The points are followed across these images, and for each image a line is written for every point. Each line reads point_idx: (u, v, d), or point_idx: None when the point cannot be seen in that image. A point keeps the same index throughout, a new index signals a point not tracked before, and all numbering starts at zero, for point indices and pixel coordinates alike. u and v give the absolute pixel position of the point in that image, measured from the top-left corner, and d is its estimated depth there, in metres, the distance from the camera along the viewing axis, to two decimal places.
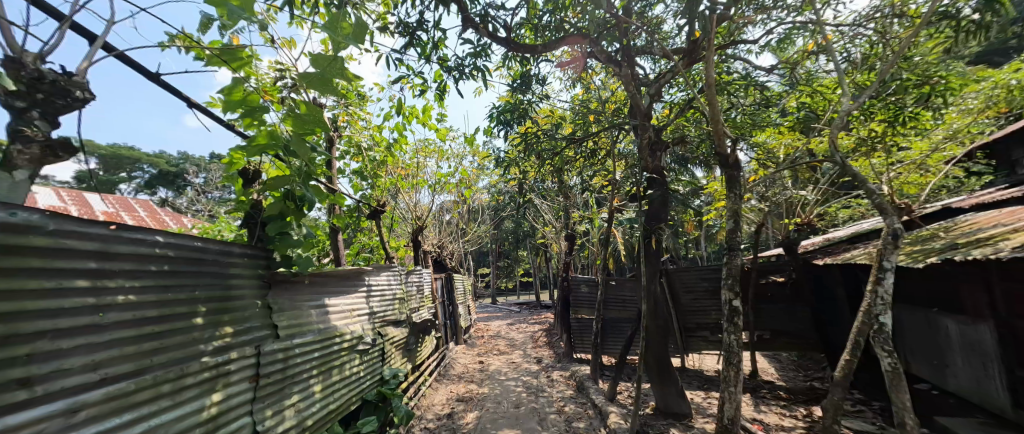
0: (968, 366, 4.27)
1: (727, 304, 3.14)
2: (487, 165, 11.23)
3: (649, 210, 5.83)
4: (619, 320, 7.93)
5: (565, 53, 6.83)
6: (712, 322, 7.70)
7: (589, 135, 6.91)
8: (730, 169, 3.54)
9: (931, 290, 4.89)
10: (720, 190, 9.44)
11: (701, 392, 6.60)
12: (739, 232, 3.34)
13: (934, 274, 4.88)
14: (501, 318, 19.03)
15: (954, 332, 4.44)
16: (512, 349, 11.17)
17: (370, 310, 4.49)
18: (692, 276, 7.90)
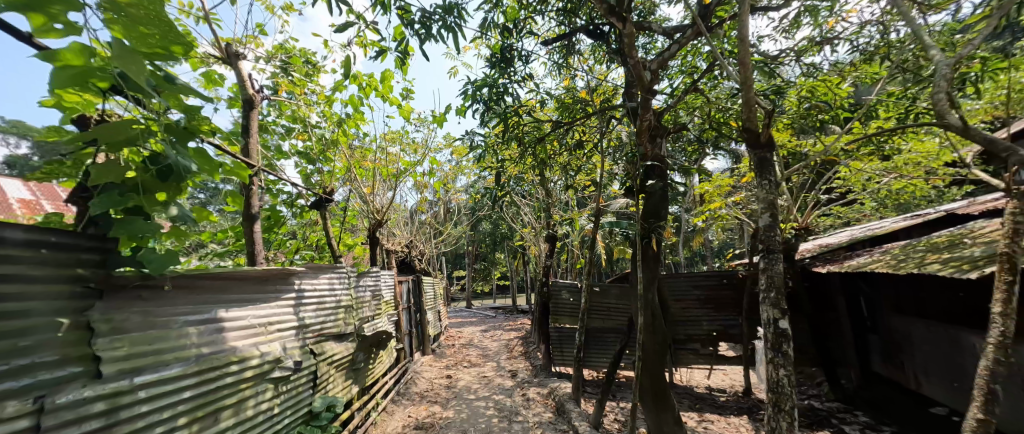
0: (1008, 397, 4.41)
1: (773, 326, 2.65)
2: (463, 160, 10.27)
3: (646, 207, 5.15)
4: (603, 330, 7.18)
5: (552, 31, 6.05)
6: (703, 333, 7.14)
7: (577, 122, 6.03)
8: (759, 151, 2.98)
9: (949, 306, 4.94)
10: (711, 191, 8.83)
11: (695, 415, 5.96)
12: (776, 230, 2.79)
13: (951, 289, 4.95)
14: (473, 324, 17.95)
15: (977, 348, 4.44)
16: (484, 360, 10.21)
17: (300, 321, 3.49)
18: (681, 283, 7.24)
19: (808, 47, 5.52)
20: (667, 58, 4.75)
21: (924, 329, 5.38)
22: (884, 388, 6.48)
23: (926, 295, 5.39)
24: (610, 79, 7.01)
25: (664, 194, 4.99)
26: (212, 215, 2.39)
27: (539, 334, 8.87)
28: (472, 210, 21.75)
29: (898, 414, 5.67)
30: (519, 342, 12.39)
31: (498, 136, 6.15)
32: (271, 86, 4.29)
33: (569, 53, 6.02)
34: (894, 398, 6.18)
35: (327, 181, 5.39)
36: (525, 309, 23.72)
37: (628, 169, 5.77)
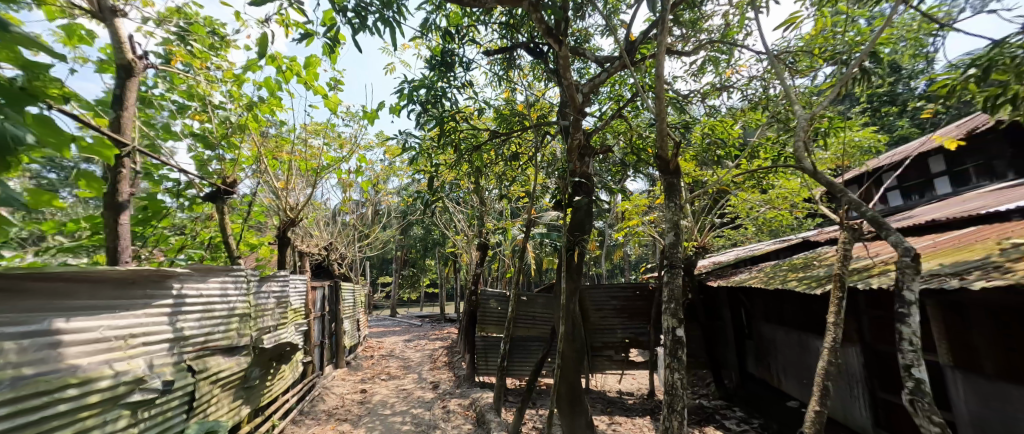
0: (838, 392, 5.35)
1: (671, 333, 2.91)
2: (395, 161, 9.83)
3: (571, 221, 5.44)
4: (527, 338, 7.31)
5: (492, 43, 6.13)
6: (617, 340, 7.63)
7: (515, 133, 6.03)
8: (668, 176, 3.32)
9: (802, 316, 5.88)
10: (632, 209, 9.55)
11: (606, 418, 6.30)
12: (678, 246, 3.11)
13: (803, 301, 5.91)
14: (396, 334, 17.09)
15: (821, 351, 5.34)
16: (404, 372, 9.74)
17: (178, 332, 3.00)
18: (601, 294, 7.69)
19: (711, 91, 6.32)
20: (597, 83, 5.09)
21: (785, 334, 6.35)
22: (756, 386, 7.50)
23: (787, 306, 6.36)
24: (547, 97, 7.30)
25: (589, 210, 5.26)
26: (55, 201, 1.91)
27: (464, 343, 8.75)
28: (403, 214, 20.96)
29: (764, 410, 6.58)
30: (443, 352, 12.08)
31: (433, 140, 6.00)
32: (161, 54, 3.68)
33: (508, 66, 6.12)
34: (762, 398, 7.05)
35: (230, 170, 4.74)
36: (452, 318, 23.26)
37: (557, 183, 6.06)
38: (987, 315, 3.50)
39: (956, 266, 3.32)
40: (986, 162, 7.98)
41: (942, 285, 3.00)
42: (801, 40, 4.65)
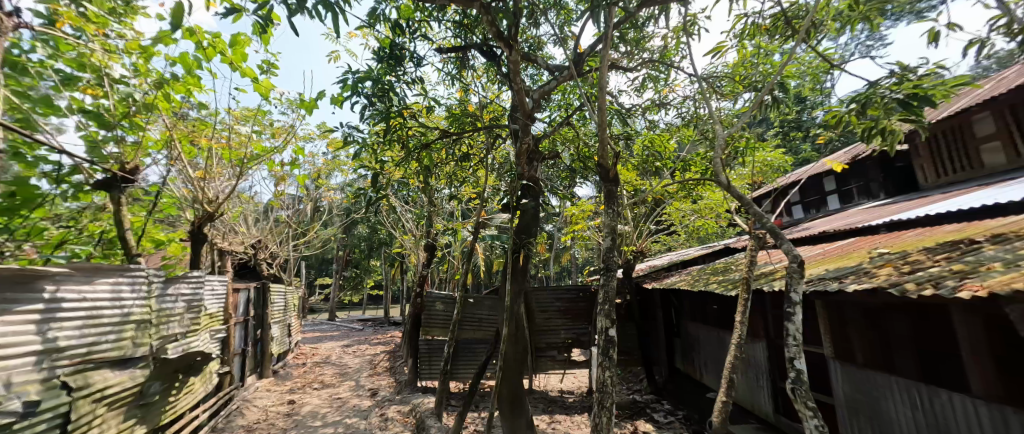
0: (746, 383, 5.97)
1: (603, 333, 3.07)
2: (339, 156, 9.31)
3: (519, 224, 5.56)
4: (472, 341, 7.28)
5: (446, 41, 6.05)
6: (560, 341, 7.87)
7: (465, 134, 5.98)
8: (608, 183, 3.53)
9: (720, 315, 6.48)
10: (579, 214, 9.91)
11: (546, 417, 6.45)
12: (614, 250, 3.30)
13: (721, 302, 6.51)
14: (334, 339, 16.12)
15: None
16: (340, 379, 9.23)
17: (50, 342, 2.57)
18: (546, 296, 7.89)
19: (652, 106, 6.76)
20: (546, 91, 5.23)
21: (706, 332, 6.95)
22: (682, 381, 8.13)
23: (708, 307, 6.97)
24: (499, 101, 7.33)
25: (536, 213, 5.43)
26: None
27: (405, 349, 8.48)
28: (347, 211, 19.90)
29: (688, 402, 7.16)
30: (384, 358, 11.60)
31: (379, 135, 5.77)
32: (45, 15, 3.15)
33: (461, 66, 6.05)
34: (687, 389, 7.69)
35: (134, 155, 4.15)
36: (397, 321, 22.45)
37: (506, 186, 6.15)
38: (858, 312, 4.13)
39: (838, 271, 3.89)
40: (865, 184, 9.36)
41: (827, 287, 3.48)
42: (726, 67, 5.16)
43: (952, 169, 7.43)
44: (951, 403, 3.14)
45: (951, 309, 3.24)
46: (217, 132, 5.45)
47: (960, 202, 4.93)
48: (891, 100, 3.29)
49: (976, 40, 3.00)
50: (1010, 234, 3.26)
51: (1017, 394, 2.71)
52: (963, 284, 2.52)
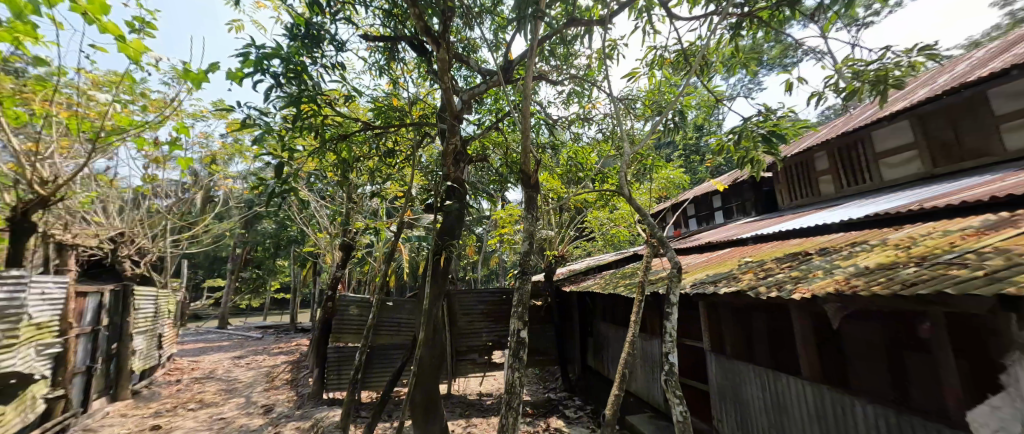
0: (643, 377, 6.58)
1: (516, 335, 3.17)
2: (242, 141, 8.23)
3: (442, 225, 5.53)
4: (388, 347, 6.95)
5: (373, 29, 5.70)
6: (481, 344, 7.83)
7: (388, 129, 5.63)
8: (529, 189, 3.68)
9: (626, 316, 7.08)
10: (505, 218, 10.06)
11: (462, 421, 6.41)
12: (531, 254, 3.42)
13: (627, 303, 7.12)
14: (224, 350, 14.11)
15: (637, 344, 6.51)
16: (227, 396, 8.10)
17: None
18: (469, 299, 7.88)
19: (576, 119, 7.13)
20: (476, 94, 5.25)
21: (614, 332, 7.54)
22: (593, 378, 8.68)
23: (618, 308, 7.56)
24: (430, 98, 7.10)
25: (459, 215, 5.53)
26: None
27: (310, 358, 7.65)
28: (249, 204, 17.63)
29: (595, 397, 7.68)
30: (285, 370, 10.46)
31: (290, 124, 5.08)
32: None
33: (389, 58, 5.71)
34: (596, 384, 8.25)
35: None
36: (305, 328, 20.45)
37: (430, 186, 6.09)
38: (729, 311, 4.85)
39: (716, 275, 4.54)
40: (743, 203, 11.04)
41: (705, 290, 4.03)
42: (641, 90, 5.68)
43: (800, 194, 9.11)
44: (788, 385, 3.90)
45: (791, 308, 3.99)
46: (59, 94, 4.39)
47: (803, 220, 6.09)
48: (757, 134, 4.00)
49: (815, 92, 3.77)
50: (829, 248, 4.18)
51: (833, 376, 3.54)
52: (795, 286, 3.19)
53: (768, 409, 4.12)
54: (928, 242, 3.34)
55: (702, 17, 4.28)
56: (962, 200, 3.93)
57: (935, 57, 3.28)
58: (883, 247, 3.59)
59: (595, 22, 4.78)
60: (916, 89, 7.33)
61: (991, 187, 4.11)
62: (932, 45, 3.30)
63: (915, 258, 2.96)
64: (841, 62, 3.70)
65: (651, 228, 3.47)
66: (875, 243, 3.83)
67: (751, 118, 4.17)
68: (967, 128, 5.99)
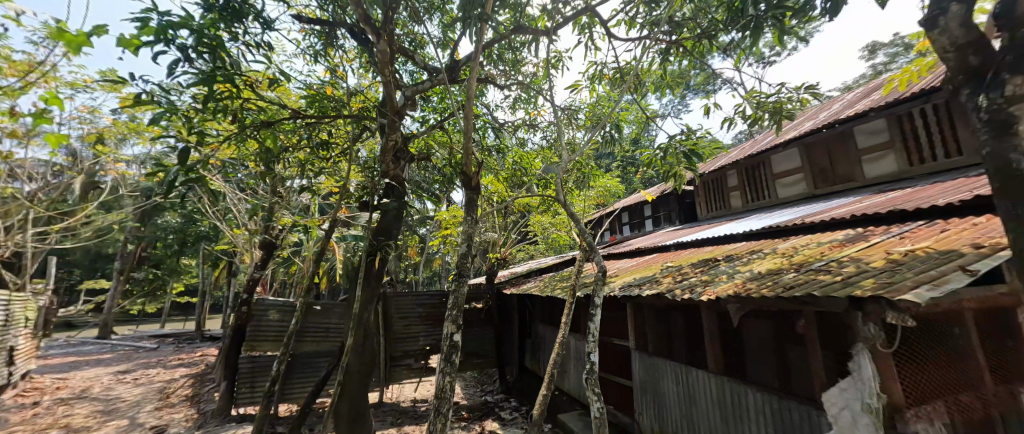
0: (576, 376, 6.84)
1: (449, 339, 3.12)
2: (141, 120, 7.14)
3: (379, 224, 5.28)
4: (313, 354, 6.45)
5: (308, 10, 5.27)
6: (418, 349, 7.58)
7: (323, 119, 5.21)
8: (469, 192, 3.65)
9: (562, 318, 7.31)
10: (447, 220, 9.88)
11: (393, 430, 6.14)
12: (468, 257, 3.39)
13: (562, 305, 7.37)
14: (108, 364, 12.08)
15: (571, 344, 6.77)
16: (109, 417, 6.95)
17: None
18: (407, 301, 7.61)
19: (521, 125, 7.24)
20: (420, 90, 5.09)
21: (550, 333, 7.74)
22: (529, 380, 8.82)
23: (555, 310, 7.77)
24: (371, 91, 6.74)
25: (397, 214, 5.33)
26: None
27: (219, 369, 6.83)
28: (150, 194, 15.38)
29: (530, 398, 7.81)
30: (187, 385, 9.22)
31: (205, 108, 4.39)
32: None
33: (325, 43, 5.31)
34: (533, 385, 8.40)
35: None
36: (215, 336, 18.25)
37: (367, 183, 5.78)
38: (651, 311, 5.24)
39: (641, 279, 4.87)
40: (669, 213, 11.99)
41: (631, 293, 4.30)
42: (583, 102, 5.94)
43: (714, 207, 10.07)
44: (697, 378, 4.35)
45: (702, 308, 4.42)
46: None
47: (715, 230, 6.76)
48: (679, 151, 4.44)
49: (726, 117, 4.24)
50: (734, 255, 4.71)
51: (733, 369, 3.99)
52: (703, 290, 3.55)
53: (680, 401, 4.56)
54: (807, 251, 3.91)
55: (637, 39, 4.60)
56: (833, 217, 4.66)
57: (817, 95, 3.85)
58: (773, 255, 4.14)
59: (541, 32, 4.90)
60: (805, 121, 8.58)
61: (855, 207, 4.93)
62: (815, 85, 3.87)
63: (794, 265, 3.47)
64: (748, 93, 4.19)
65: (583, 234, 3.63)
66: (770, 251, 4.39)
67: (675, 136, 4.56)
68: (841, 157, 7.14)
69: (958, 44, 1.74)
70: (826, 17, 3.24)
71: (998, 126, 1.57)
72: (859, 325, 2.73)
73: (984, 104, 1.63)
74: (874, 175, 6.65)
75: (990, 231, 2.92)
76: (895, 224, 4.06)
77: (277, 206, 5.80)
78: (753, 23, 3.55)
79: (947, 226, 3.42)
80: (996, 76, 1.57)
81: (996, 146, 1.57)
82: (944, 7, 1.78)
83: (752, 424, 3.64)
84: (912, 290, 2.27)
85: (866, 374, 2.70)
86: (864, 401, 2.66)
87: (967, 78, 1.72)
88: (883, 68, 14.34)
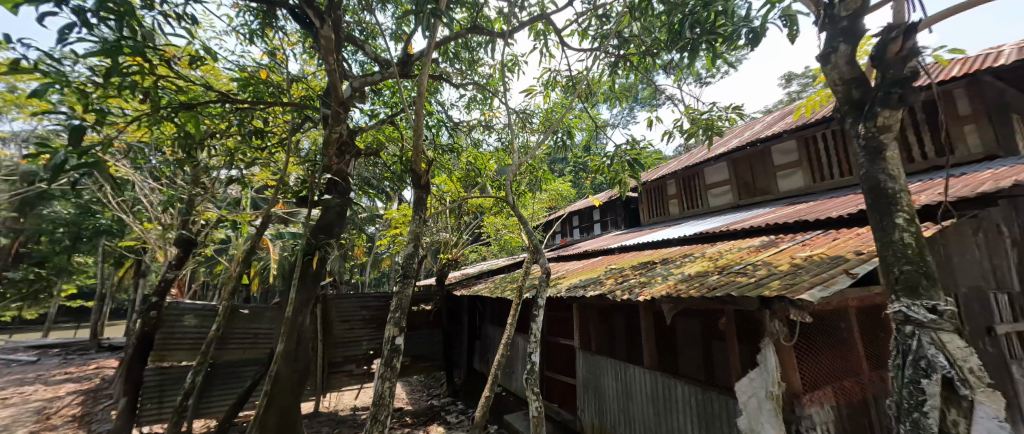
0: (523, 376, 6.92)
1: (390, 343, 3.00)
2: (24, 92, 6.04)
3: (320, 221, 4.95)
4: (238, 362, 5.88)
5: None
6: (361, 353, 7.21)
7: (258, 105, 4.78)
8: (419, 190, 3.54)
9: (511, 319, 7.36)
10: (396, 219, 9.52)
11: None
12: (415, 258, 3.27)
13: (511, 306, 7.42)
14: None
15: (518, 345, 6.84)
16: None
17: None
18: (350, 304, 7.21)
19: (475, 125, 7.18)
20: (369, 82, 4.85)
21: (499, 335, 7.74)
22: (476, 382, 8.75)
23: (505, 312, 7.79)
24: (315, 79, 6.31)
25: (340, 212, 5.03)
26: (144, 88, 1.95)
27: (119, 382, 5.96)
28: None
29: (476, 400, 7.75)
30: (77, 403, 7.92)
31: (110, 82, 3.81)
32: None
33: (263, 22, 4.86)
34: (480, 387, 8.34)
35: None
36: (117, 345, 15.96)
37: (308, 177, 5.39)
38: (594, 311, 5.44)
39: (586, 280, 5.03)
40: (615, 218, 12.54)
41: (575, 294, 4.43)
42: (537, 107, 6.03)
43: (655, 214, 10.67)
44: (634, 373, 4.58)
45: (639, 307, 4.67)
46: None
47: (654, 235, 7.17)
48: (623, 160, 4.67)
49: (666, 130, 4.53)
50: (669, 258, 5.03)
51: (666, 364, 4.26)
52: (640, 290, 3.74)
53: (618, 396, 4.77)
54: (730, 255, 4.29)
55: (589, 50, 4.76)
56: (753, 225, 5.15)
57: (743, 115, 4.23)
58: (702, 258, 4.48)
59: (497, 34, 4.90)
60: (732, 138, 9.43)
61: (770, 216, 5.50)
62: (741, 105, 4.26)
63: (718, 268, 3.78)
64: (686, 109, 4.50)
65: (531, 236, 3.66)
66: (700, 255, 4.75)
67: (621, 145, 4.78)
68: (762, 171, 7.95)
69: (845, 79, 2.22)
70: (749, 46, 3.58)
71: (872, 151, 2.09)
72: (767, 321, 3.06)
73: (863, 131, 2.13)
74: (787, 189, 7.47)
75: (869, 240, 3.39)
76: (801, 232, 4.59)
77: (199, 198, 5.21)
78: (690, 46, 3.83)
79: (839, 234, 3.92)
80: (873, 109, 2.05)
81: (871, 166, 2.10)
82: (834, 46, 2.22)
83: (679, 415, 3.90)
84: (810, 290, 2.56)
85: (770, 365, 2.97)
86: (767, 389, 2.94)
87: (851, 107, 2.21)
88: (797, 95, 16.21)
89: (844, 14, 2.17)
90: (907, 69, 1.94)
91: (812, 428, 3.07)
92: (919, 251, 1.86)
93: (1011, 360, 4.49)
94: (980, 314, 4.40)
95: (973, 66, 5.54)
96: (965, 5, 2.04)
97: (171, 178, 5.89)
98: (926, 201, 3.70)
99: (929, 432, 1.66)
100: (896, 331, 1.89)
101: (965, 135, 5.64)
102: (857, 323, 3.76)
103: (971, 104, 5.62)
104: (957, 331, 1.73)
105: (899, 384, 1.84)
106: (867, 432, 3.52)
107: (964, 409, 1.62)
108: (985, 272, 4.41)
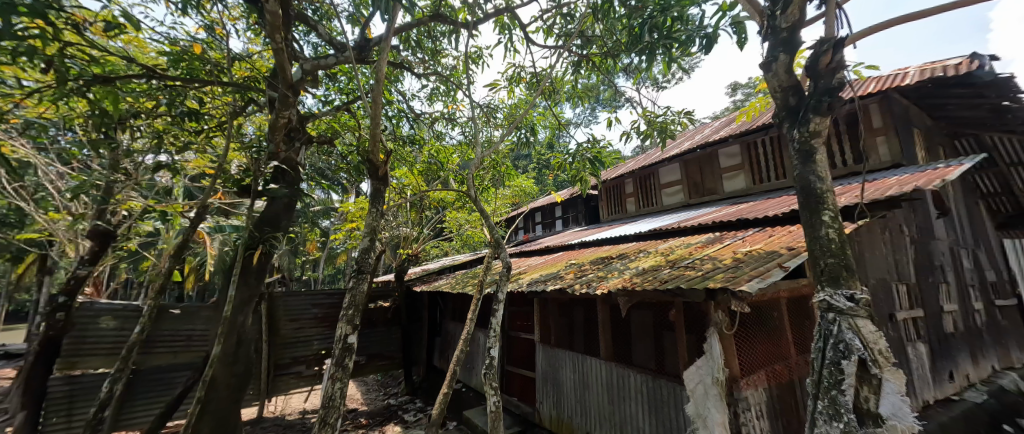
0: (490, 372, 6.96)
1: (342, 341, 2.85)
2: None
3: (265, 214, 4.59)
4: (165, 368, 5.35)
5: None
6: (311, 354, 6.83)
7: (192, 82, 4.32)
8: (376, 182, 3.38)
9: None
10: (353, 212, 9.06)
11: None
12: (371, 249, 3.13)
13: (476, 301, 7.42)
14: None
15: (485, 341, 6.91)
16: None
17: None
18: (300, 301, 6.81)
19: (438, 117, 6.98)
20: (323, 66, 4.51)
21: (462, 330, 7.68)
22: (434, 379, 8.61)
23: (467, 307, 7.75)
24: (261, 58, 5.85)
25: (288, 203, 4.70)
26: None
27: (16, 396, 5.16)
28: None
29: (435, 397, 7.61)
30: None
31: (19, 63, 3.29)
32: None
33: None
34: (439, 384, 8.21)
35: None
36: (17, 352, 13.95)
37: (252, 164, 4.97)
38: (555, 305, 5.55)
39: (545, 275, 5.11)
40: (576, 215, 12.81)
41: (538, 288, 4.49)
42: (501, 102, 5.98)
43: (614, 211, 11.00)
44: (590, 365, 4.71)
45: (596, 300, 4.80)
46: None
47: (612, 232, 7.36)
48: (585, 158, 4.75)
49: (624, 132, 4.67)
50: (625, 254, 5.19)
51: (620, 355, 4.42)
52: (598, 284, 3.83)
53: (575, 387, 4.88)
54: (678, 250, 4.50)
55: (553, 47, 4.79)
56: (700, 223, 5.44)
57: (693, 119, 4.45)
58: (655, 253, 4.66)
59: (461, 25, 4.77)
60: (683, 141, 9.95)
61: (717, 214, 5.84)
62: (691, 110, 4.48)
63: (669, 262, 3.95)
64: (644, 111, 4.66)
65: (493, 230, 3.60)
66: (653, 250, 4.94)
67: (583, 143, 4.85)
68: (710, 172, 8.44)
69: (783, 86, 2.37)
70: (701, 53, 3.75)
71: (804, 154, 2.25)
72: (712, 312, 3.25)
73: (797, 136, 2.29)
74: (731, 190, 8.00)
75: (799, 237, 3.68)
76: (741, 229, 4.92)
77: (120, 185, 4.63)
78: (648, 49, 3.94)
79: (773, 232, 4.24)
80: (806, 115, 2.21)
81: (803, 169, 2.26)
82: (776, 56, 2.34)
83: (631, 403, 4.07)
84: (748, 282, 2.74)
85: (715, 353, 3.14)
86: (713, 376, 3.11)
87: (788, 113, 2.37)
88: (741, 103, 17.46)
89: (784, 25, 2.30)
90: (836, 80, 2.09)
91: (747, 408, 3.33)
92: (841, 246, 2.03)
93: (907, 341, 5.11)
94: (885, 303, 4.88)
95: (885, 84, 6.18)
96: (885, 24, 2.21)
97: (84, 163, 5.19)
98: (846, 203, 4.09)
99: (845, 408, 1.81)
100: (819, 318, 2.04)
101: (877, 145, 6.33)
102: (787, 312, 4.07)
103: (883, 117, 6.30)
104: (870, 317, 1.91)
105: (819, 365, 1.99)
106: (792, 410, 3.84)
107: (875, 386, 1.81)
108: (888, 266, 5.05)
